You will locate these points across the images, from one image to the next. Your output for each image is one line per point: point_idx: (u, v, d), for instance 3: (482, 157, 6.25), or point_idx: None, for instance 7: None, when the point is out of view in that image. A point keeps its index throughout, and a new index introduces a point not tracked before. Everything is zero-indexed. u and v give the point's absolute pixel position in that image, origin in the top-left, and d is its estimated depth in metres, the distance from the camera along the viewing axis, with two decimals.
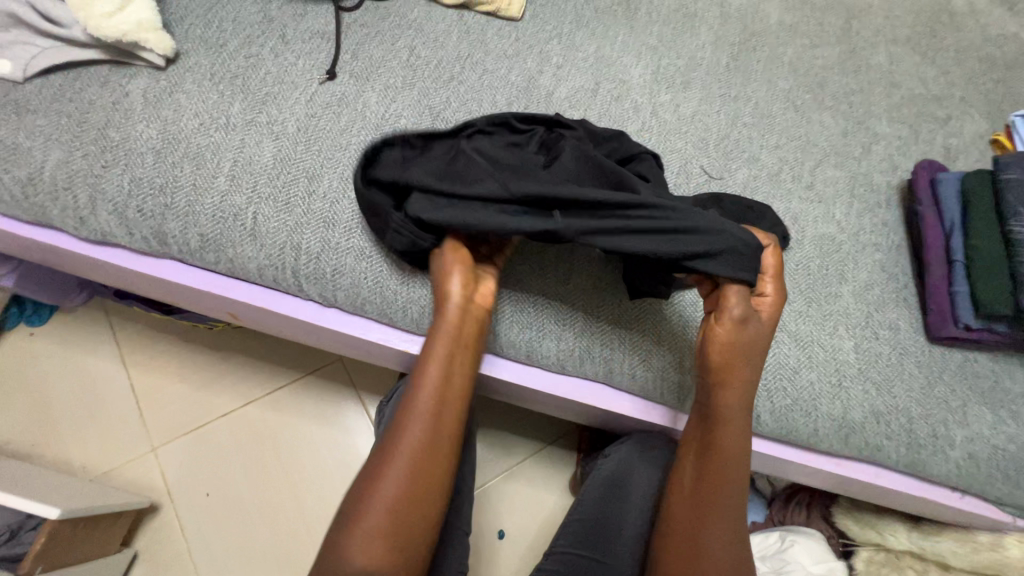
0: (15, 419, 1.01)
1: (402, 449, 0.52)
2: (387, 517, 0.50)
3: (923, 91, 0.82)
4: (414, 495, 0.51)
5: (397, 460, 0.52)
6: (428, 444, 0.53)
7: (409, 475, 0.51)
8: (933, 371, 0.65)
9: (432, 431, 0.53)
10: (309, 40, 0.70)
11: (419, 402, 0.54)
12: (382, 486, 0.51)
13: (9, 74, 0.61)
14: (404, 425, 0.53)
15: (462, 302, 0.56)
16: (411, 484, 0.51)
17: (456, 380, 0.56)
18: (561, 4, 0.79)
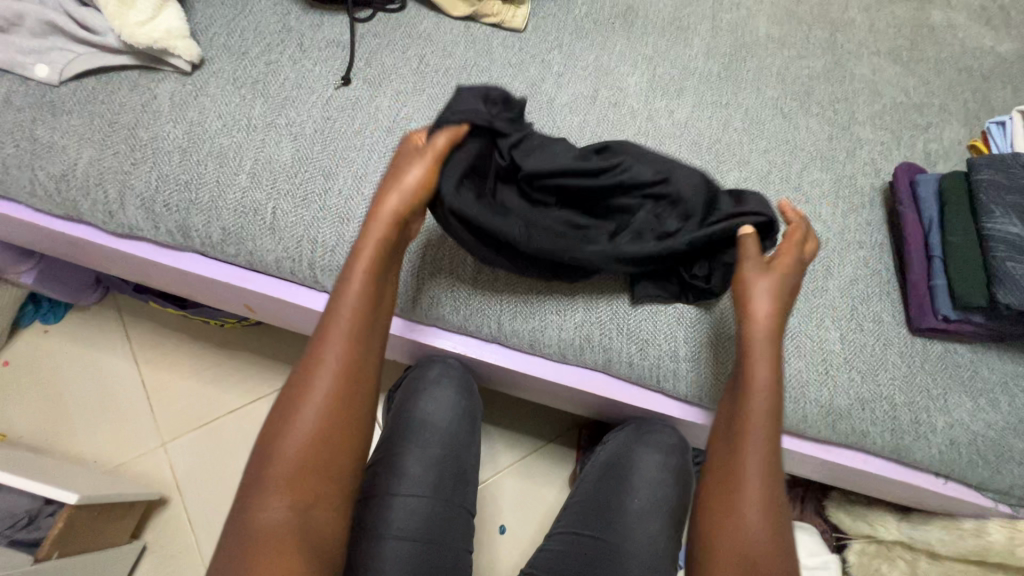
0: (29, 413, 1.04)
1: (323, 372, 0.51)
2: (305, 445, 0.49)
3: (904, 99, 0.86)
4: (335, 421, 0.50)
5: (317, 385, 0.51)
6: (349, 364, 0.52)
7: (330, 400, 0.51)
8: (915, 361, 0.69)
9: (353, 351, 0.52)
10: (326, 48, 0.75)
11: (337, 323, 0.53)
12: (304, 414, 0.50)
13: (46, 78, 0.66)
14: (320, 350, 0.52)
15: (388, 218, 0.54)
16: (333, 411, 0.51)
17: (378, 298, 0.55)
18: (562, 17, 0.84)
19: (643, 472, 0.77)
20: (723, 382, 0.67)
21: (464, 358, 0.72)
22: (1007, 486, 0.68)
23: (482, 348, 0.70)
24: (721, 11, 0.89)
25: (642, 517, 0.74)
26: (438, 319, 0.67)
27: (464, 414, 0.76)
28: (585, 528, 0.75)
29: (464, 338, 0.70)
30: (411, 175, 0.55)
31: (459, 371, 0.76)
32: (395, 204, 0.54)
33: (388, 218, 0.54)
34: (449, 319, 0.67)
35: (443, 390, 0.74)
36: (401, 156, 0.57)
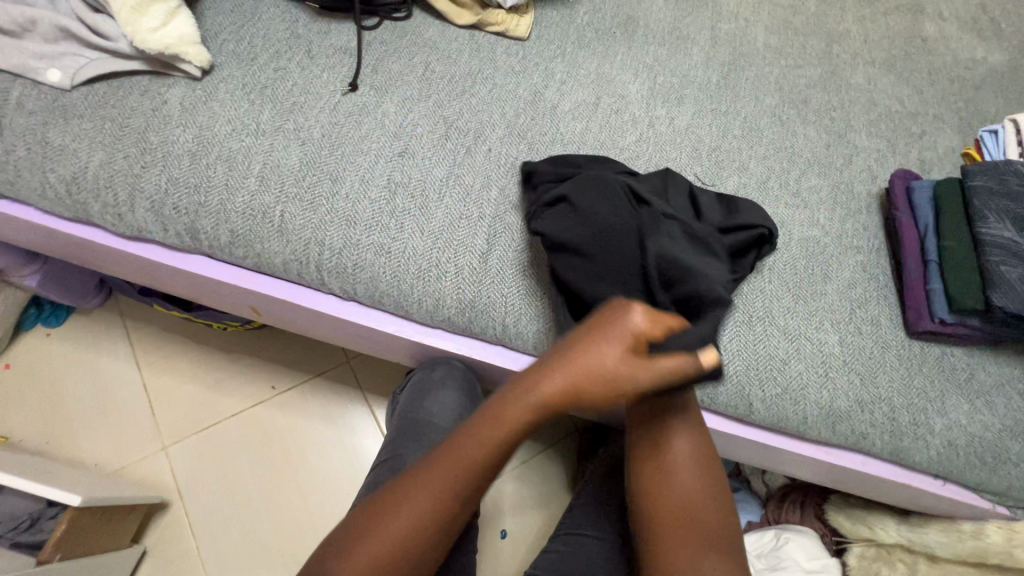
0: (30, 416, 1.04)
1: (437, 485, 0.53)
2: (389, 540, 0.52)
3: (898, 108, 0.88)
4: (427, 528, 0.53)
5: (428, 495, 0.53)
6: (466, 483, 0.53)
7: (431, 511, 0.53)
8: (913, 363, 0.70)
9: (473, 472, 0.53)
10: (333, 55, 0.76)
11: (473, 447, 0.53)
12: (407, 511, 0.53)
13: (58, 82, 0.67)
14: (453, 462, 0.53)
15: (550, 390, 0.50)
16: (431, 519, 0.53)
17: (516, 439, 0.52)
18: (564, 26, 0.86)
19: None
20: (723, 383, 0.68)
21: (468, 360, 0.72)
22: (1004, 488, 0.69)
23: (486, 349, 0.70)
24: (719, 21, 0.91)
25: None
26: (443, 321, 0.68)
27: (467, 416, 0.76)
28: (592, 527, 0.77)
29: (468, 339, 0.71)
30: (607, 353, 0.48)
31: (462, 373, 0.75)
32: (590, 382, 0.48)
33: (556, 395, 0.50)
34: (454, 321, 0.68)
35: (446, 392, 0.74)
36: (603, 325, 0.49)
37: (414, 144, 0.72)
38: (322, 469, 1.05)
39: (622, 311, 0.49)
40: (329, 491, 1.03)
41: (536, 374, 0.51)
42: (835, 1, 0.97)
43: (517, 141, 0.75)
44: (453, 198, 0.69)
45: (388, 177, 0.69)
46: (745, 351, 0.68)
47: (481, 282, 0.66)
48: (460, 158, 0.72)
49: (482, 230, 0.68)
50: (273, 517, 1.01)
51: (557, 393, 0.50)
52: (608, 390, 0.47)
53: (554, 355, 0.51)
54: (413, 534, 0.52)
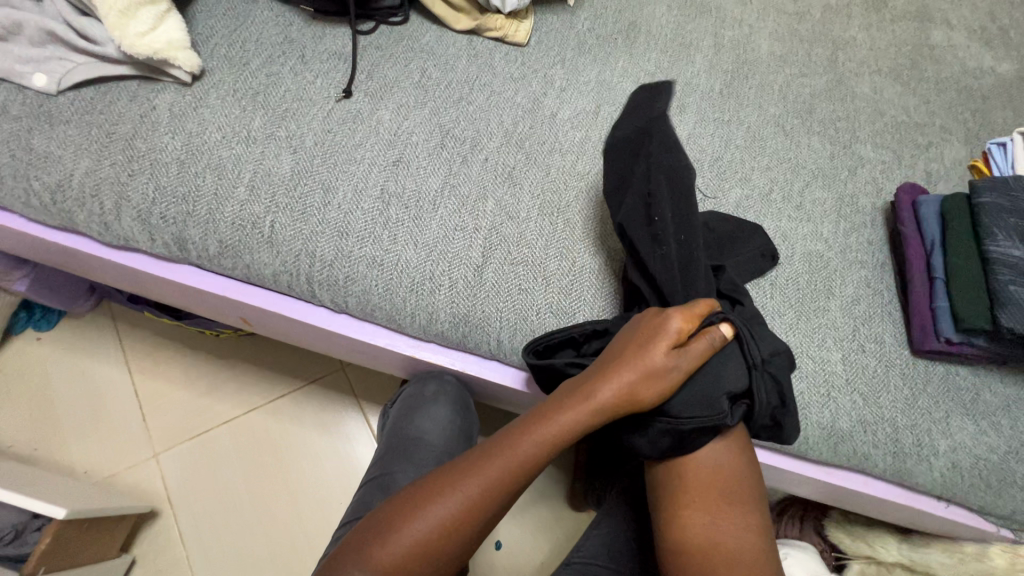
0: (21, 422, 1.02)
1: (465, 489, 0.53)
2: (414, 543, 0.51)
3: (905, 119, 0.86)
4: (462, 520, 0.52)
5: (455, 496, 0.53)
6: (484, 496, 0.53)
7: (464, 511, 0.52)
8: (918, 382, 0.69)
9: (507, 467, 0.54)
10: (327, 61, 0.74)
11: (510, 454, 0.54)
12: (431, 513, 0.52)
13: (44, 87, 0.65)
14: (480, 469, 0.54)
15: (608, 398, 0.54)
16: (473, 511, 0.52)
17: (564, 442, 0.55)
18: (564, 32, 0.84)
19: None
20: None
21: (462, 375, 0.71)
22: (1008, 511, 0.67)
23: (482, 366, 0.69)
24: (723, 28, 0.90)
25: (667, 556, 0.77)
26: (436, 336, 0.67)
27: (462, 435, 0.74)
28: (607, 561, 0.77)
29: (465, 355, 0.69)
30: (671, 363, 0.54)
31: (454, 388, 0.73)
32: (640, 389, 0.54)
33: (606, 401, 0.54)
34: (448, 336, 0.66)
35: (439, 406, 0.73)
36: (648, 337, 0.55)
37: (408, 152, 0.70)
38: (315, 477, 1.03)
39: (664, 315, 0.56)
40: (321, 500, 1.01)
41: (578, 388, 0.56)
42: (841, 8, 0.95)
43: (515, 149, 0.73)
44: (448, 208, 0.68)
45: (382, 186, 0.67)
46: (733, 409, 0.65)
47: (475, 296, 0.65)
48: (456, 167, 0.70)
49: (478, 241, 0.67)
50: (263, 527, 0.99)
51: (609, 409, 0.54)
52: (661, 389, 0.54)
53: (612, 356, 0.56)
54: (448, 532, 0.52)
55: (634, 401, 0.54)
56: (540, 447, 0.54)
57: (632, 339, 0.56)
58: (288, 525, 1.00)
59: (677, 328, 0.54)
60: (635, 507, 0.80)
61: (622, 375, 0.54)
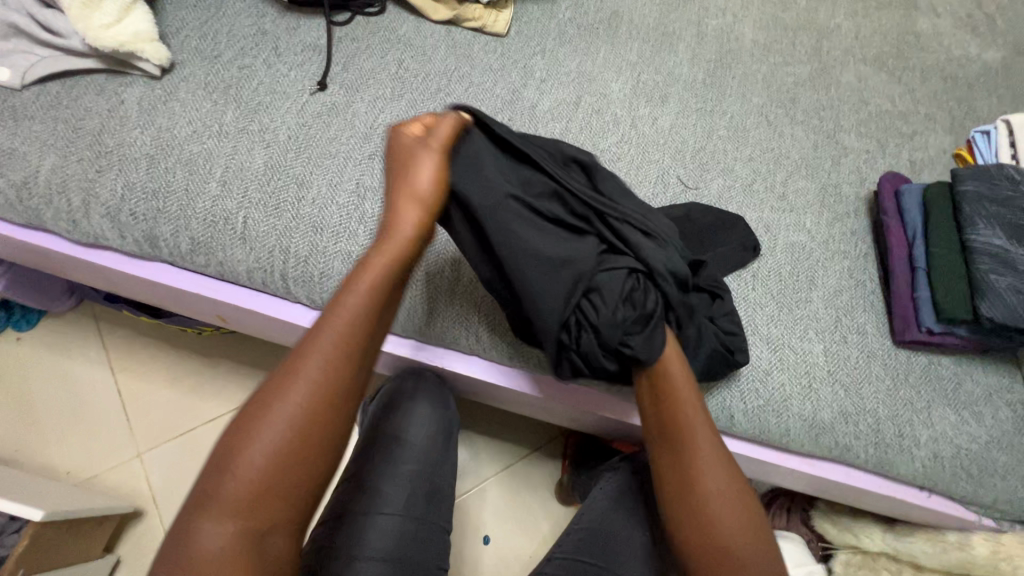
0: (1, 423, 1.01)
1: (295, 404, 0.45)
2: (254, 468, 0.43)
3: (889, 108, 0.85)
4: (300, 425, 0.45)
5: (283, 413, 0.45)
6: (314, 398, 0.46)
7: (306, 432, 0.45)
8: (899, 373, 0.68)
9: (337, 368, 0.47)
10: (302, 53, 0.73)
11: (323, 344, 0.47)
12: (259, 434, 0.44)
13: (8, 82, 0.63)
14: (297, 376, 0.46)
15: (380, 264, 0.49)
16: (305, 419, 0.45)
17: (376, 315, 0.49)
18: (544, 22, 0.83)
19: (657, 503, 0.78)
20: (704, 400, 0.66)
21: (442, 370, 0.70)
22: (989, 500, 0.67)
23: (461, 362, 0.68)
24: (706, 17, 0.88)
25: (650, 551, 0.75)
26: (414, 332, 0.66)
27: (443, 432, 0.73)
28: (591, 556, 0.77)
29: (444, 352, 0.68)
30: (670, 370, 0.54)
31: (434, 384, 0.73)
32: (388, 238, 0.50)
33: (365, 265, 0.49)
34: (426, 332, 0.65)
35: (420, 402, 0.72)
36: (403, 166, 0.52)
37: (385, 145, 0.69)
38: None
39: (415, 133, 0.53)
40: None
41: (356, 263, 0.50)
42: None
43: None
44: None
45: (357, 180, 0.66)
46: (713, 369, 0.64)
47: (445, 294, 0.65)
48: None
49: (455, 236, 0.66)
50: None
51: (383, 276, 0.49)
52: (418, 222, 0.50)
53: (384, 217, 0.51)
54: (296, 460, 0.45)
55: (391, 259, 0.49)
56: (356, 332, 0.48)
57: (403, 174, 0.51)
58: None
59: (442, 131, 0.52)
60: (621, 501, 0.80)
61: (396, 221, 0.50)
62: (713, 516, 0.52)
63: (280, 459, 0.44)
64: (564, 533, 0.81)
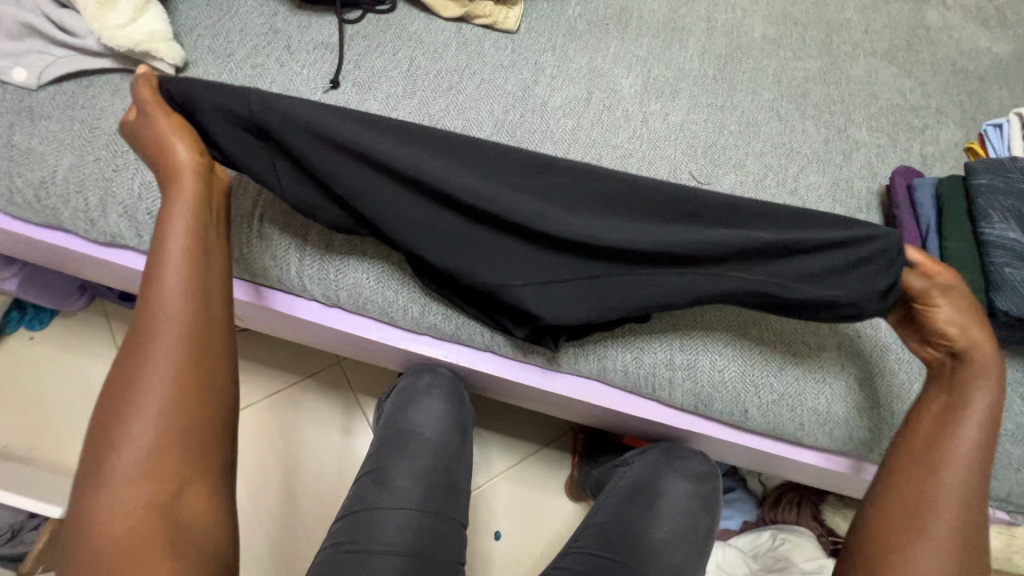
0: (16, 422, 1.02)
1: (161, 353, 0.47)
2: (141, 432, 0.45)
3: (900, 102, 0.85)
4: (177, 376, 0.47)
5: (153, 357, 0.47)
6: (179, 347, 0.48)
7: (178, 363, 0.47)
8: (913, 366, 0.68)
9: (187, 295, 0.49)
10: (314, 51, 0.73)
11: (163, 310, 0.48)
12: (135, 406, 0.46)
13: (23, 82, 0.64)
14: (151, 327, 0.48)
15: (189, 198, 0.52)
16: (177, 368, 0.47)
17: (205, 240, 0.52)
18: (554, 18, 0.83)
19: (673, 499, 0.79)
20: (719, 395, 0.66)
21: (456, 367, 0.71)
22: (1004, 493, 0.67)
23: (475, 357, 0.69)
24: (716, 12, 0.88)
25: (667, 547, 0.76)
26: (429, 328, 0.66)
27: (459, 427, 0.74)
28: (606, 549, 0.76)
29: (458, 347, 0.69)
30: (980, 398, 0.56)
31: (447, 379, 0.73)
32: (182, 196, 0.52)
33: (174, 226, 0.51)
34: (441, 328, 0.66)
35: (435, 398, 0.72)
36: (156, 140, 0.53)
37: None
38: (313, 471, 1.03)
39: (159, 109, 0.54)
40: (320, 494, 1.01)
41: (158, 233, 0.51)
42: None
43: (506, 139, 0.73)
44: None
45: None
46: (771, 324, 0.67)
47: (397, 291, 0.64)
48: None
49: None
50: (262, 521, 0.99)
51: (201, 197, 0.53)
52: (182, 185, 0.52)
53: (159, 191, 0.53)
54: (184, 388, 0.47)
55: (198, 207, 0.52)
56: (194, 260, 0.50)
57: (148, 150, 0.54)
58: (287, 519, 1.00)
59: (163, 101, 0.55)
60: (635, 496, 0.80)
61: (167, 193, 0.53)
62: (919, 534, 0.53)
63: (173, 415, 0.46)
64: (579, 529, 0.81)
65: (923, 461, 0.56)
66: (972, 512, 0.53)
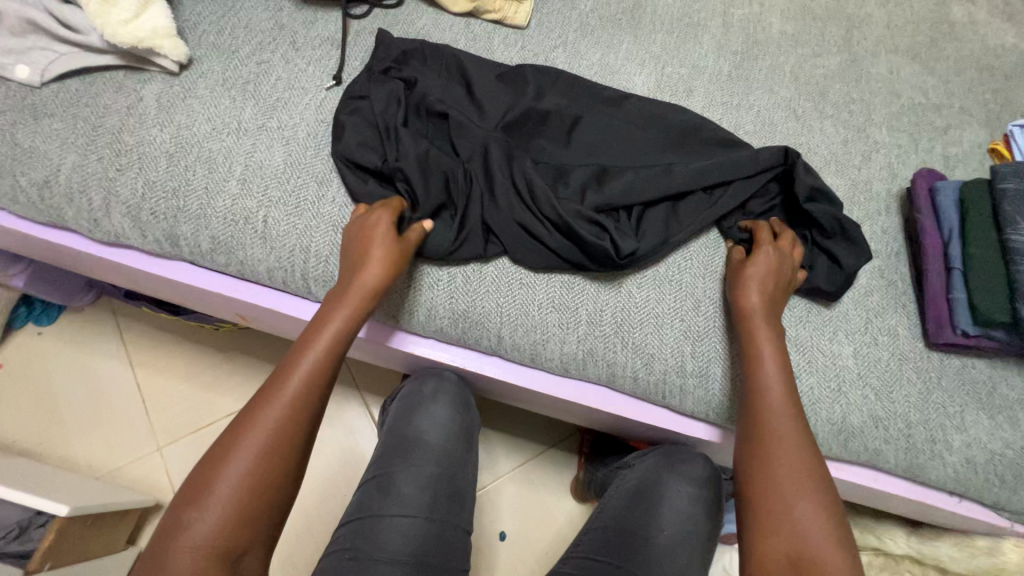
0: (25, 417, 1.02)
1: (263, 433, 0.48)
2: (224, 503, 0.46)
3: (922, 100, 0.82)
4: (275, 454, 0.48)
5: (227, 475, 0.47)
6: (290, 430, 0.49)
7: (281, 437, 0.49)
8: (932, 376, 0.66)
9: (284, 436, 0.49)
10: (320, 47, 0.72)
11: (292, 389, 0.51)
12: (230, 470, 0.47)
13: (27, 79, 0.63)
14: (244, 437, 0.48)
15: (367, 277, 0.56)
16: (281, 442, 0.49)
17: (324, 381, 0.53)
18: (566, 13, 0.81)
19: (673, 504, 0.78)
20: (732, 402, 0.64)
21: (462, 371, 0.70)
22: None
23: (483, 361, 0.68)
24: (732, 7, 0.86)
25: (669, 551, 0.74)
26: (437, 333, 0.65)
27: (462, 431, 0.73)
28: (608, 554, 0.75)
29: (466, 352, 0.68)
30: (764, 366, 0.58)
31: (454, 385, 0.73)
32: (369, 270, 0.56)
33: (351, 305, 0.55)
34: (447, 333, 0.65)
35: (437, 402, 0.72)
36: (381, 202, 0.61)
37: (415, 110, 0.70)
38: (319, 468, 1.02)
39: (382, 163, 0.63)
40: (327, 492, 1.01)
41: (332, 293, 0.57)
42: None
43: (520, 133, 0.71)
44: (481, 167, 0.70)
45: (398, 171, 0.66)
46: (800, 342, 0.66)
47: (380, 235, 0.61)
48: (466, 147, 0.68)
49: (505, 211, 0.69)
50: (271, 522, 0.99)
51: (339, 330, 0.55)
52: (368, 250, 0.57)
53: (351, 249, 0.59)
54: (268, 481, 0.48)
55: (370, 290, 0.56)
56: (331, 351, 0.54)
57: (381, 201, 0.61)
58: (295, 518, 0.99)
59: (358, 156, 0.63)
60: (640, 499, 0.79)
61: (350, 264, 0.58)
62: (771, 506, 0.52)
63: (261, 492, 0.47)
64: (581, 532, 0.80)
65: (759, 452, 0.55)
66: (811, 478, 0.52)
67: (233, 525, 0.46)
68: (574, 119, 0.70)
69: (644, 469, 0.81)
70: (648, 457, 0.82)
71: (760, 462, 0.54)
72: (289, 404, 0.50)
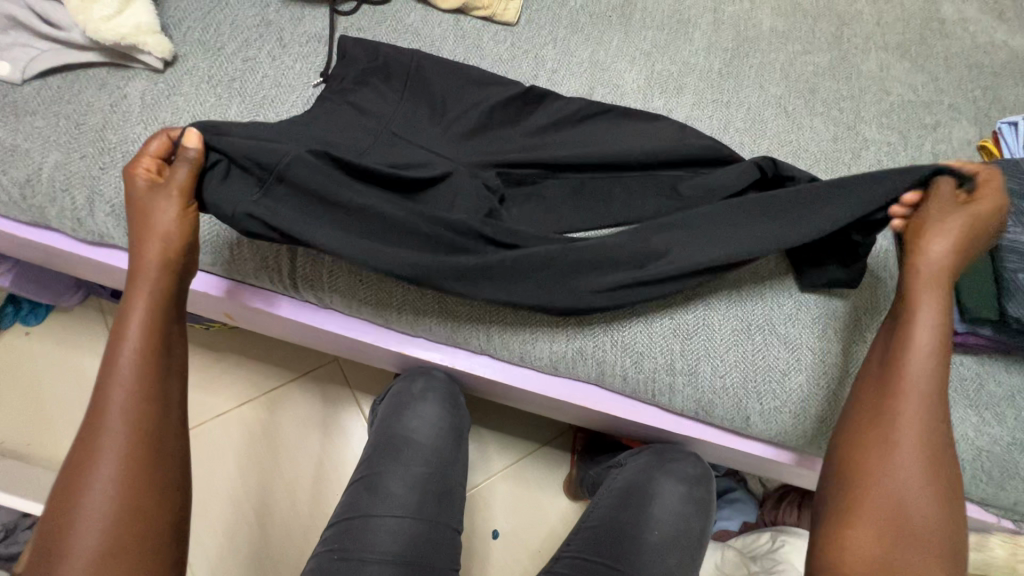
0: (13, 418, 1.01)
1: (109, 442, 0.47)
2: (92, 518, 0.45)
3: (912, 98, 0.83)
4: (130, 457, 0.47)
5: (90, 491, 0.45)
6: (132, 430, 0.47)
7: (131, 440, 0.47)
8: None
9: (146, 420, 0.48)
10: (307, 44, 0.71)
11: (122, 390, 0.48)
12: (90, 484, 0.46)
13: (8, 76, 0.62)
14: (93, 451, 0.47)
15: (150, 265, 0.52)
16: (131, 445, 0.47)
17: (160, 371, 0.50)
18: (556, 10, 0.80)
19: (664, 503, 0.78)
20: (721, 399, 0.64)
21: (452, 370, 0.70)
22: (1011, 502, 0.66)
23: (472, 361, 0.68)
24: (723, 3, 0.85)
25: (658, 551, 0.75)
26: (425, 332, 0.65)
27: (452, 430, 0.73)
28: (599, 554, 0.75)
29: (455, 350, 0.68)
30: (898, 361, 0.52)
31: (444, 383, 0.72)
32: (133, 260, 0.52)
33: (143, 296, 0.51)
34: (436, 332, 0.65)
35: (426, 402, 0.71)
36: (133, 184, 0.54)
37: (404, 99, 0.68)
38: (311, 467, 1.02)
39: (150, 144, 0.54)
40: (319, 491, 1.01)
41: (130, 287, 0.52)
42: None
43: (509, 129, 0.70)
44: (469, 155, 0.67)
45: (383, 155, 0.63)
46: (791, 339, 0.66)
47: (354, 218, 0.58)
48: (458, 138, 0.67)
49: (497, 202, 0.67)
50: (263, 523, 0.98)
51: (156, 303, 0.52)
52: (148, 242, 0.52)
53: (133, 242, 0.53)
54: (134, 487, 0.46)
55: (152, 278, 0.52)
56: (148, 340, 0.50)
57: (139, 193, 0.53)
58: (287, 517, 0.99)
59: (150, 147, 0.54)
60: (632, 498, 0.79)
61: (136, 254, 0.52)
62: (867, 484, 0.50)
63: (130, 497, 0.46)
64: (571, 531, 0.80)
65: (876, 441, 0.51)
66: (933, 459, 0.50)
67: (109, 539, 0.45)
68: (562, 117, 0.70)
69: (636, 469, 0.81)
70: (641, 456, 0.82)
71: (876, 440, 0.51)
72: (125, 405, 0.48)
